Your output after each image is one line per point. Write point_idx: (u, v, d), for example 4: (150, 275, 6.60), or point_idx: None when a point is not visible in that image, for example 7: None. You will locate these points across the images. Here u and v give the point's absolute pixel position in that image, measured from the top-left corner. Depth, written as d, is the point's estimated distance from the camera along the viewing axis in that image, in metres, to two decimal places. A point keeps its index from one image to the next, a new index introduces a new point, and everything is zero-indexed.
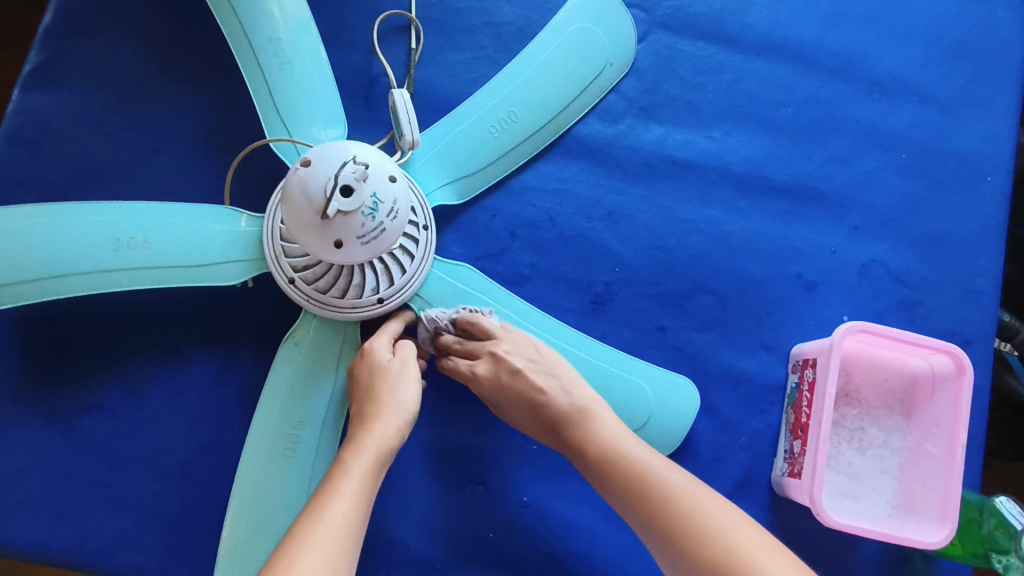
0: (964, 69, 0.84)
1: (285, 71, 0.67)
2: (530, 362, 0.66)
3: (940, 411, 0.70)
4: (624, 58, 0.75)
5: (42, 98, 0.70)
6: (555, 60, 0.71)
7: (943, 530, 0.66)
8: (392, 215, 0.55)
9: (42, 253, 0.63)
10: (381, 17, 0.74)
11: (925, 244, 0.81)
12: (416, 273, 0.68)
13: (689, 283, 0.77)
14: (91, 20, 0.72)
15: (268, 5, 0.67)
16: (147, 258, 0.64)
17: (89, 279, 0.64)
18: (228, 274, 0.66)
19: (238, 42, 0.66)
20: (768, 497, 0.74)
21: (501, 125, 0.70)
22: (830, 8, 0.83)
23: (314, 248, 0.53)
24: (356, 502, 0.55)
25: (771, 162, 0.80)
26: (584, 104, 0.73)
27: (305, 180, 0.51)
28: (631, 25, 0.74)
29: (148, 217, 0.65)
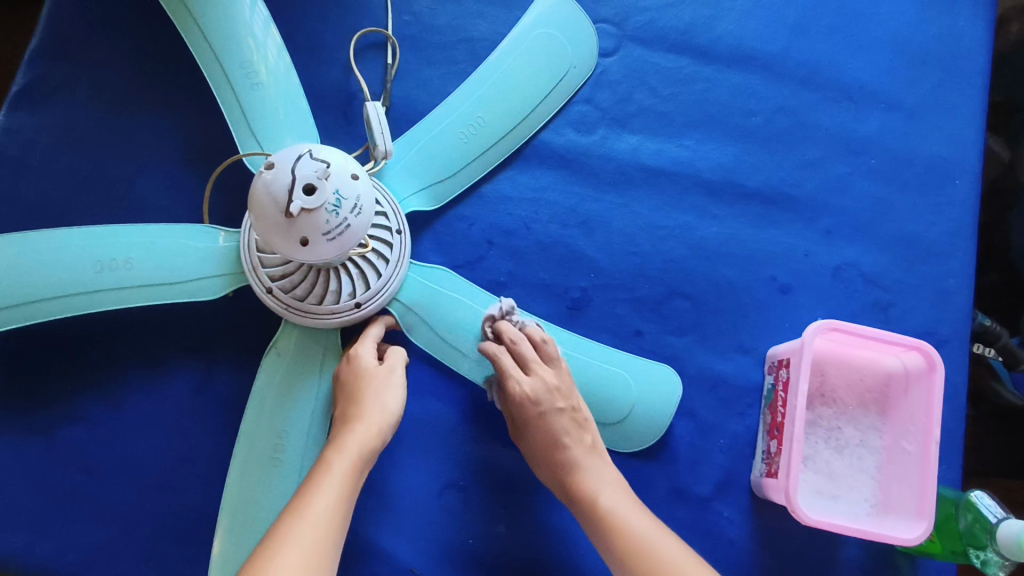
0: (928, 77, 0.86)
1: (257, 90, 0.69)
2: (572, 407, 0.67)
3: (915, 407, 0.71)
4: (588, 63, 0.78)
5: (27, 116, 0.72)
6: (521, 70, 0.74)
7: (920, 526, 0.67)
8: (357, 211, 0.56)
9: (18, 277, 0.64)
10: (358, 34, 0.77)
11: (896, 247, 0.82)
12: (392, 276, 0.69)
13: (664, 288, 0.78)
14: (76, 42, 0.74)
15: (238, 29, 0.69)
16: (125, 277, 0.65)
17: (69, 302, 0.65)
18: (209, 289, 0.67)
19: (208, 65, 0.68)
20: (748, 499, 0.75)
21: (470, 130, 0.73)
22: (797, 21, 0.85)
23: (281, 247, 0.54)
24: (338, 500, 0.56)
25: (743, 169, 0.81)
26: (550, 109, 0.76)
27: (268, 182, 0.52)
28: (592, 35, 0.78)
29: (125, 235, 0.66)
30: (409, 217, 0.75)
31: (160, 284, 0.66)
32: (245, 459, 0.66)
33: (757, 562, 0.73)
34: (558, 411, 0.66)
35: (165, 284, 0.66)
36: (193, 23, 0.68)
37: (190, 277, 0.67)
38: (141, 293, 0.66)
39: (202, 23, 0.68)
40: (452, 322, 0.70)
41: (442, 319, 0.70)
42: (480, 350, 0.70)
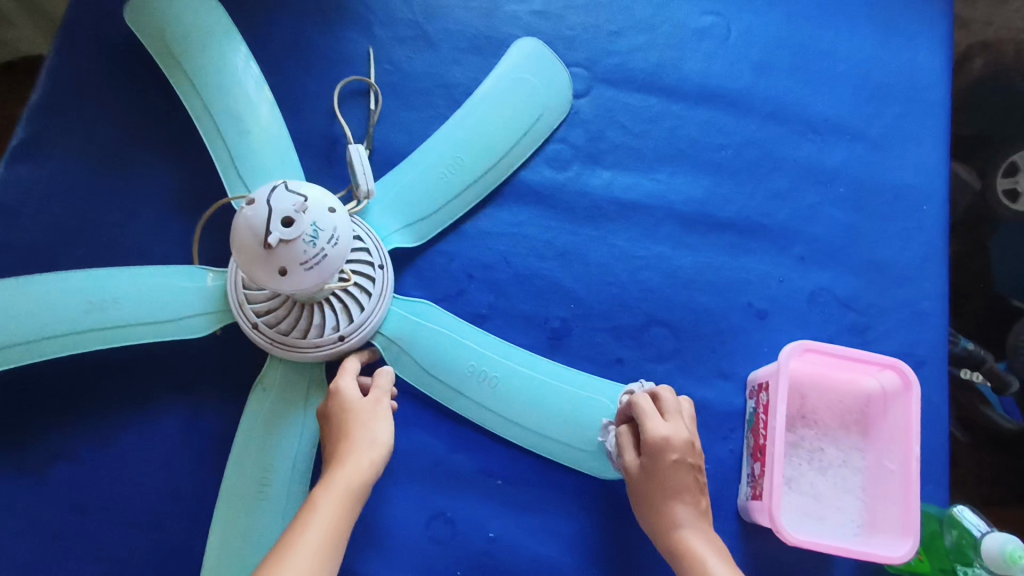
0: (889, 109, 0.90)
1: (245, 138, 0.73)
2: (697, 466, 0.66)
3: (894, 425, 0.72)
4: (560, 108, 0.81)
5: (22, 167, 0.75)
6: (496, 112, 0.78)
7: (906, 544, 0.67)
8: (333, 241, 0.58)
9: (12, 320, 0.66)
10: (341, 83, 0.80)
11: (869, 271, 0.84)
12: (374, 310, 0.70)
13: (643, 316, 0.79)
14: (72, 97, 0.77)
15: (229, 83, 0.74)
16: (116, 316, 0.67)
17: (60, 342, 0.67)
18: (197, 326, 0.69)
19: (200, 117, 0.73)
20: (736, 524, 0.75)
21: (448, 169, 0.76)
22: (760, 60, 0.89)
23: (262, 279, 0.56)
24: (326, 539, 0.56)
25: (715, 200, 0.84)
26: (528, 147, 0.79)
27: (248, 216, 0.55)
28: (565, 79, 0.81)
29: (116, 277, 0.68)
30: (391, 255, 0.78)
31: (149, 324, 0.68)
32: (233, 494, 0.67)
33: None
34: (688, 466, 0.65)
35: (154, 324, 0.68)
36: (188, 82, 0.74)
37: (178, 316, 0.69)
38: (132, 332, 0.68)
39: (196, 80, 0.73)
40: (436, 354, 0.71)
41: (425, 350, 0.72)
42: (465, 381, 0.71)
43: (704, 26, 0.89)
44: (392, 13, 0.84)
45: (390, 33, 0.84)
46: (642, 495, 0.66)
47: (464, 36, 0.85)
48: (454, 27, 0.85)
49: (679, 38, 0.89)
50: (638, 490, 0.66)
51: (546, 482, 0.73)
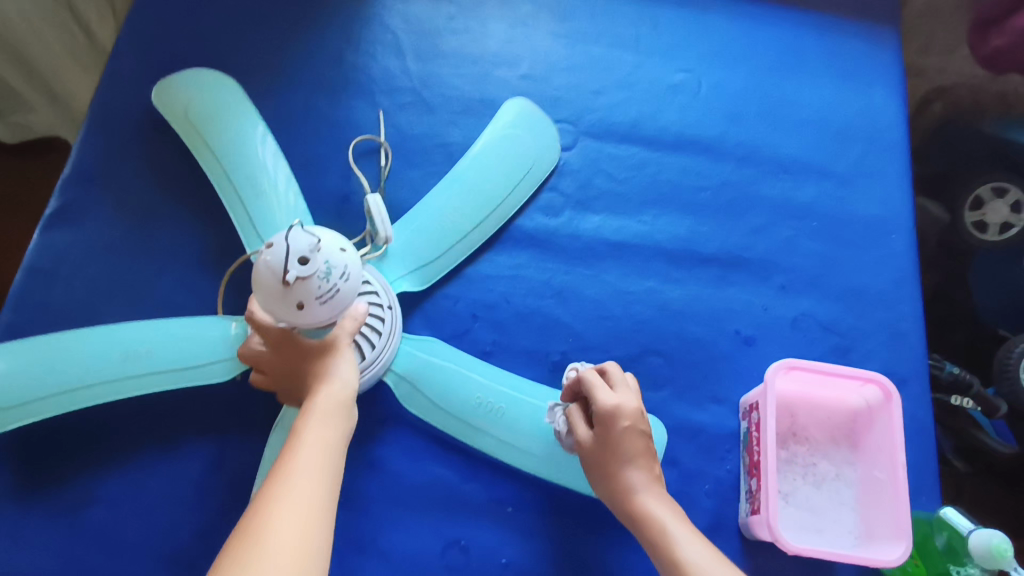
0: (853, 148, 0.98)
1: (262, 199, 0.80)
2: (645, 431, 0.69)
3: (880, 436, 0.76)
4: (550, 160, 0.89)
5: (57, 232, 0.81)
6: (492, 166, 0.85)
7: (900, 547, 0.70)
8: (345, 277, 0.64)
9: (53, 369, 0.71)
10: (355, 142, 0.88)
11: (847, 296, 0.90)
12: (384, 347, 0.76)
13: (638, 346, 0.84)
14: (103, 168, 0.85)
15: (247, 152, 0.81)
16: (147, 364, 0.73)
17: (95, 390, 0.71)
18: (223, 370, 0.74)
19: (221, 184, 0.80)
20: (738, 541, 0.78)
21: (451, 219, 0.83)
22: (731, 110, 0.98)
23: (280, 312, 0.62)
24: (323, 452, 0.57)
25: (698, 237, 0.91)
26: (521, 196, 0.87)
27: (269, 257, 0.60)
28: (553, 136, 0.90)
29: (148, 328, 0.74)
30: (400, 299, 0.83)
31: (178, 369, 0.73)
32: None
33: None
34: (637, 431, 0.68)
35: (183, 369, 0.73)
36: (209, 153, 0.81)
37: (204, 361, 0.74)
38: (162, 378, 0.73)
39: (216, 151, 0.81)
40: (445, 387, 0.77)
41: (436, 385, 0.77)
42: (473, 411, 0.76)
43: (677, 82, 0.98)
44: (394, 82, 0.93)
45: (393, 100, 0.92)
46: (596, 463, 0.69)
47: (459, 100, 0.94)
48: (450, 93, 0.94)
49: (656, 94, 0.97)
50: (594, 461, 0.69)
51: (555, 508, 0.77)
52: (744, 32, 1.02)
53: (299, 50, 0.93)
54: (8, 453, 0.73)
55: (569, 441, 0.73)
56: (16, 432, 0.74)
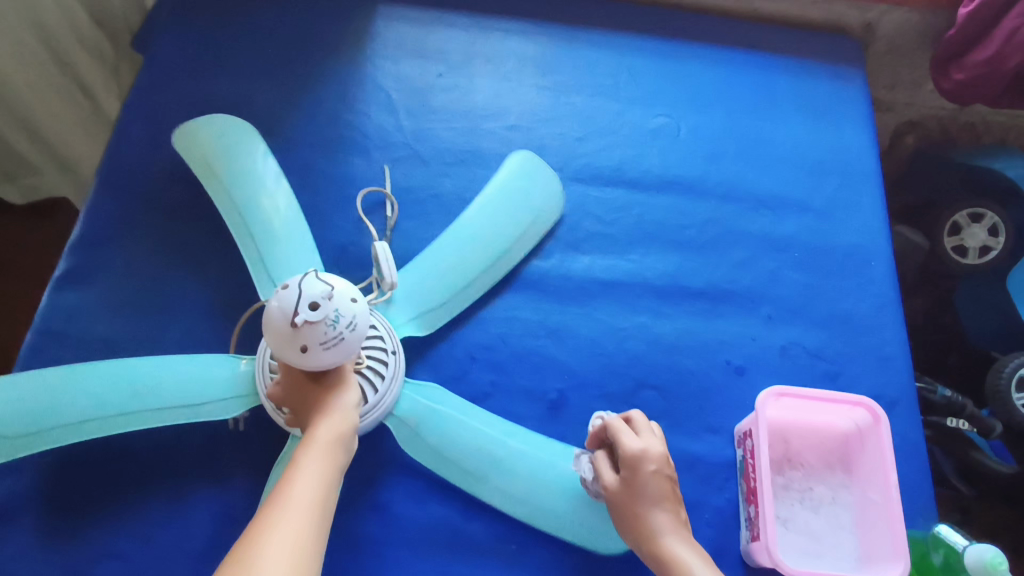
0: (828, 182, 1.02)
1: (278, 247, 0.83)
2: (670, 477, 0.72)
3: (872, 458, 0.78)
4: (556, 211, 0.94)
5: (69, 293, 0.85)
6: (500, 218, 0.90)
7: (898, 566, 0.71)
8: (352, 327, 0.65)
9: (75, 399, 0.73)
10: (362, 195, 0.92)
11: (833, 323, 0.93)
12: (386, 391, 0.78)
13: (632, 381, 0.87)
14: (112, 232, 0.89)
15: (264, 201, 0.85)
16: (160, 398, 0.75)
17: (108, 422, 0.73)
18: (231, 408, 0.76)
19: (239, 229, 0.84)
20: (741, 570, 0.79)
21: (455, 267, 0.86)
22: (709, 150, 1.02)
23: (285, 353, 0.64)
24: (319, 487, 0.60)
25: (685, 272, 0.94)
26: (522, 247, 0.90)
27: (282, 299, 0.64)
28: (557, 188, 0.94)
29: (165, 364, 0.76)
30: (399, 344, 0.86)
31: (190, 406, 0.75)
32: None
33: None
34: (663, 476, 0.72)
35: (194, 406, 0.75)
36: (228, 197, 0.85)
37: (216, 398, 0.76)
38: (174, 413, 0.75)
39: (235, 197, 0.85)
40: (452, 430, 0.79)
41: (441, 428, 0.78)
42: (480, 457, 0.78)
43: (657, 127, 1.03)
44: (387, 138, 0.98)
45: (386, 154, 0.97)
46: (620, 506, 0.71)
47: (450, 152, 0.98)
48: (441, 146, 0.98)
49: (637, 138, 1.02)
50: (619, 504, 0.71)
51: (559, 544, 0.78)
52: (717, 78, 1.08)
53: (297, 113, 0.99)
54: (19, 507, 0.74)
55: (595, 490, 0.75)
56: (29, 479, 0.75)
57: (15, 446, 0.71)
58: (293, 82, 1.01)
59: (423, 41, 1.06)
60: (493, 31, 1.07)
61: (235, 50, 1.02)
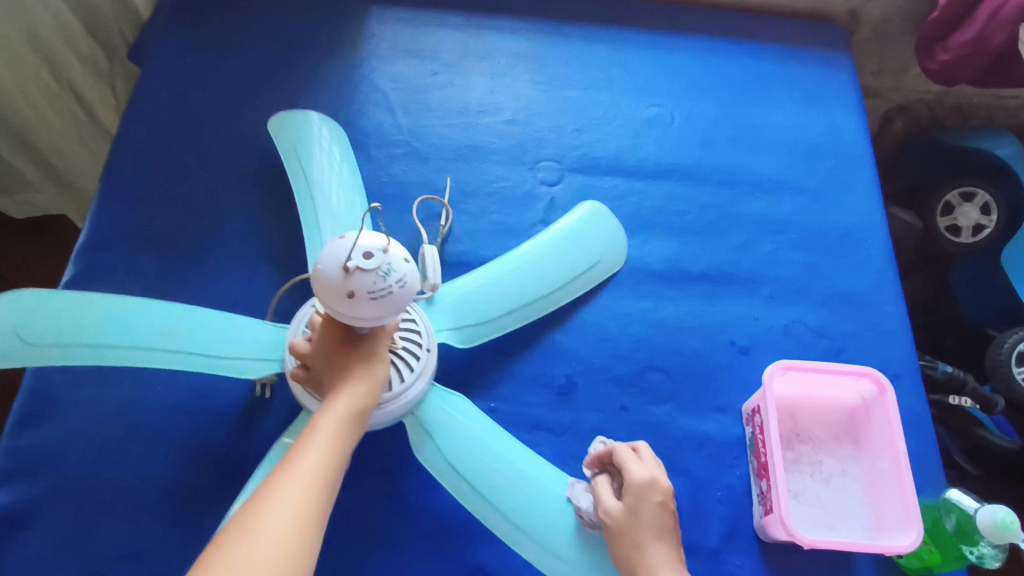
0: (822, 164, 1.03)
1: (338, 228, 0.84)
2: (671, 512, 0.71)
3: (880, 428, 0.79)
4: (618, 256, 0.91)
5: None
6: (563, 245, 0.87)
7: (911, 534, 0.72)
8: (401, 284, 0.62)
9: (107, 323, 0.71)
10: (419, 201, 0.94)
11: (834, 301, 0.94)
12: (412, 384, 0.75)
13: (639, 364, 0.88)
14: (116, 237, 0.89)
15: (328, 180, 0.86)
16: (189, 344, 0.73)
17: (133, 353, 0.70)
18: (255, 368, 0.75)
19: (303, 200, 0.84)
20: (756, 545, 0.79)
21: (505, 290, 0.84)
22: (704, 137, 1.04)
23: (328, 299, 0.61)
24: (324, 463, 0.59)
25: (686, 256, 0.95)
26: (576, 288, 0.87)
27: (338, 245, 0.62)
28: (620, 233, 0.92)
29: (193, 312, 0.75)
30: None
31: (217, 356, 0.74)
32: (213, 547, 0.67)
33: None
34: (664, 508, 0.70)
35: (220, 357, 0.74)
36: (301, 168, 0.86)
37: (242, 355, 0.75)
38: (200, 360, 0.73)
39: (307, 173, 0.86)
40: (463, 447, 0.75)
41: (451, 440, 0.75)
42: (481, 477, 0.73)
43: (651, 116, 1.05)
44: (385, 136, 0.99)
45: (386, 152, 0.98)
46: (619, 535, 0.68)
47: (449, 147, 0.99)
48: (439, 141, 1.00)
49: (632, 127, 1.04)
50: (618, 532, 0.68)
51: None
52: (708, 67, 1.10)
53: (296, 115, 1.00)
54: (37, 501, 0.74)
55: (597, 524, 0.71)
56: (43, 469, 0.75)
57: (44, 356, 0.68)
58: (292, 85, 1.02)
59: (418, 41, 1.07)
60: (486, 29, 1.09)
61: (233, 57, 1.04)
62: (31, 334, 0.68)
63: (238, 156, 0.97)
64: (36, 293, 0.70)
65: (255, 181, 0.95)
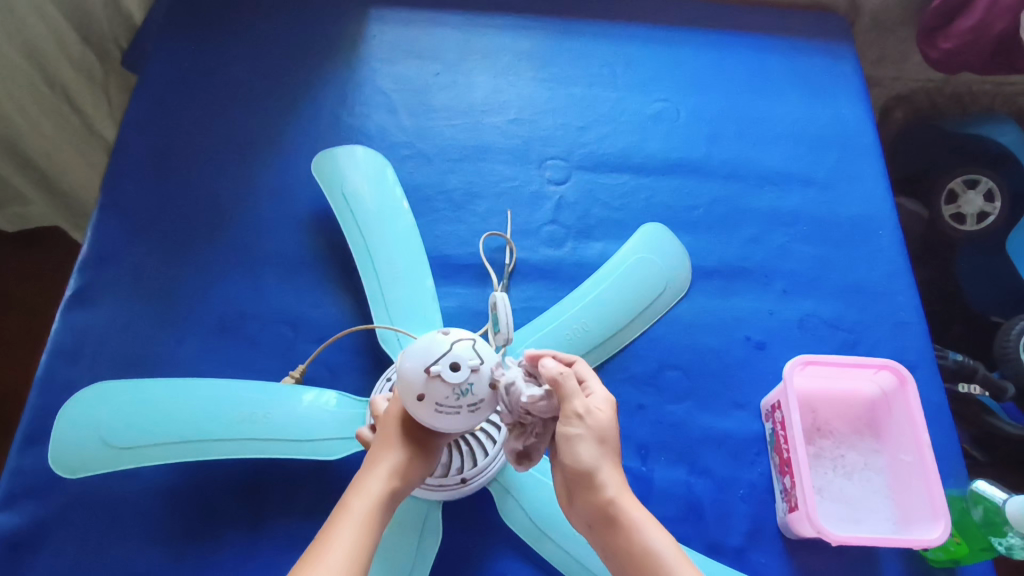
0: (830, 156, 1.03)
1: (399, 282, 0.83)
2: None
3: (902, 421, 0.78)
4: (682, 283, 0.89)
5: (80, 312, 0.83)
6: (627, 282, 0.85)
7: (939, 527, 0.71)
8: (473, 408, 0.60)
9: (189, 419, 0.73)
10: (485, 237, 0.91)
11: (848, 293, 0.93)
12: (497, 456, 0.76)
13: (655, 362, 0.87)
14: (118, 250, 0.87)
15: (386, 236, 0.85)
16: (273, 430, 0.74)
17: (218, 445, 0.73)
18: (335, 448, 0.75)
19: (362, 258, 0.84)
20: (781, 542, 0.79)
21: (573, 332, 0.82)
22: (711, 132, 1.03)
23: (402, 392, 0.61)
24: (357, 548, 0.56)
25: (698, 252, 0.94)
26: (647, 321, 0.86)
27: (433, 343, 0.61)
28: (683, 260, 0.90)
29: (270, 394, 0.75)
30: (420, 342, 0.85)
31: (299, 440, 0.74)
32: None
33: None
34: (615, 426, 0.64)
35: (301, 440, 0.74)
36: (354, 226, 0.85)
37: (320, 436, 0.75)
38: (285, 445, 0.74)
39: (364, 232, 0.85)
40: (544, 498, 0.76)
41: (527, 493, 0.76)
42: (531, 501, 0.75)
43: (657, 111, 1.04)
44: (389, 138, 0.98)
45: (391, 154, 0.97)
46: (598, 444, 0.60)
47: (454, 148, 0.98)
48: (444, 143, 0.98)
49: (638, 123, 1.03)
50: (597, 439, 0.59)
51: None
52: (712, 61, 1.09)
53: (299, 120, 0.99)
54: (49, 523, 0.73)
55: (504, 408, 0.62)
56: (55, 489, 0.74)
57: (132, 457, 0.70)
58: (293, 88, 1.01)
59: (418, 42, 1.06)
60: (488, 28, 1.08)
61: (230, 61, 1.02)
62: (118, 437, 0.71)
63: (241, 162, 0.95)
64: (123, 396, 0.73)
65: (258, 188, 0.94)
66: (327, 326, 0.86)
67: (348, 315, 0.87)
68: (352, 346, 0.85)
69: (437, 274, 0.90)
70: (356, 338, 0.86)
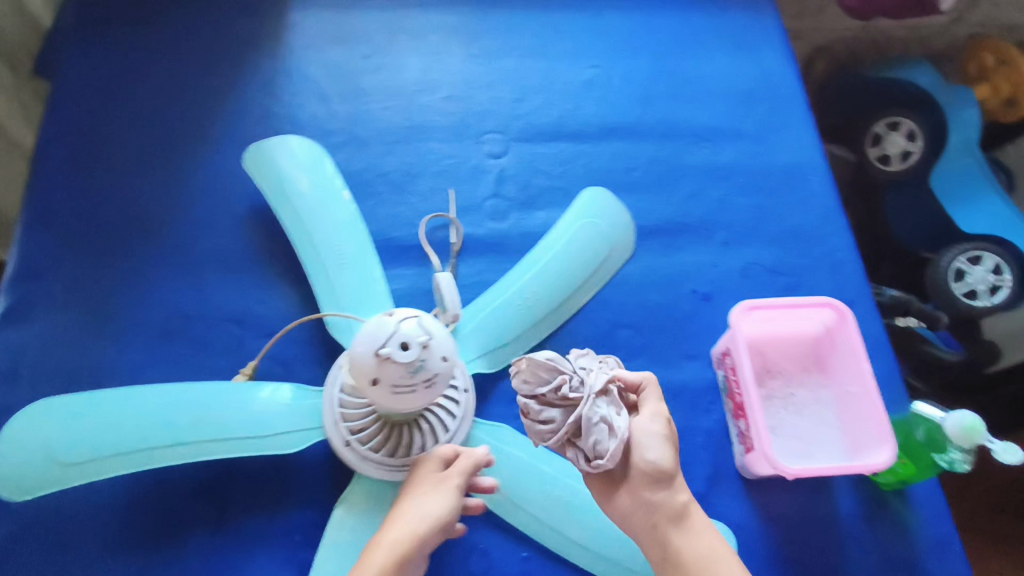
0: (758, 109, 1.05)
1: (344, 269, 0.82)
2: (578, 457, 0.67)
3: (845, 355, 0.82)
4: (627, 243, 0.90)
5: (14, 330, 0.80)
6: (574, 248, 0.86)
7: (887, 451, 0.74)
8: (429, 384, 0.61)
9: (140, 427, 0.71)
10: (429, 219, 0.91)
11: (785, 239, 0.96)
12: (457, 431, 0.77)
13: (607, 323, 0.88)
14: (48, 263, 0.84)
15: (326, 224, 0.84)
16: (229, 429, 0.73)
17: (175, 450, 0.71)
18: (295, 440, 0.74)
19: (304, 248, 0.83)
20: (740, 484, 0.82)
21: (524, 301, 0.83)
22: (642, 94, 1.05)
23: (356, 376, 0.62)
24: None
25: (639, 213, 0.96)
26: (595, 284, 0.87)
27: (380, 327, 0.61)
28: (627, 222, 0.91)
29: (223, 393, 0.74)
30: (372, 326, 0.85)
31: (256, 436, 0.73)
32: None
33: (760, 531, 0.79)
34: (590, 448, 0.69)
35: (259, 436, 0.73)
36: (293, 218, 0.84)
37: (278, 431, 0.74)
38: (244, 443, 0.73)
39: (303, 222, 0.84)
40: (513, 476, 0.76)
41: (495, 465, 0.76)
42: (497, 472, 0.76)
43: (588, 78, 1.05)
44: (322, 126, 0.96)
45: (325, 141, 0.95)
46: None
47: (389, 130, 0.97)
48: (378, 126, 0.97)
49: (570, 91, 1.03)
50: None
51: None
52: (637, 24, 1.10)
53: (228, 114, 0.96)
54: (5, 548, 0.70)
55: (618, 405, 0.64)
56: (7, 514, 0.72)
57: (85, 472, 0.69)
58: (216, 82, 0.98)
59: (341, 26, 1.04)
60: (412, 7, 1.07)
61: (148, 58, 0.98)
62: (68, 453, 0.69)
63: (169, 161, 0.92)
64: (68, 412, 0.70)
65: (191, 186, 0.91)
66: (276, 320, 0.85)
67: (297, 307, 0.86)
68: (305, 337, 0.84)
69: (383, 258, 0.89)
70: (305, 327, 0.85)
